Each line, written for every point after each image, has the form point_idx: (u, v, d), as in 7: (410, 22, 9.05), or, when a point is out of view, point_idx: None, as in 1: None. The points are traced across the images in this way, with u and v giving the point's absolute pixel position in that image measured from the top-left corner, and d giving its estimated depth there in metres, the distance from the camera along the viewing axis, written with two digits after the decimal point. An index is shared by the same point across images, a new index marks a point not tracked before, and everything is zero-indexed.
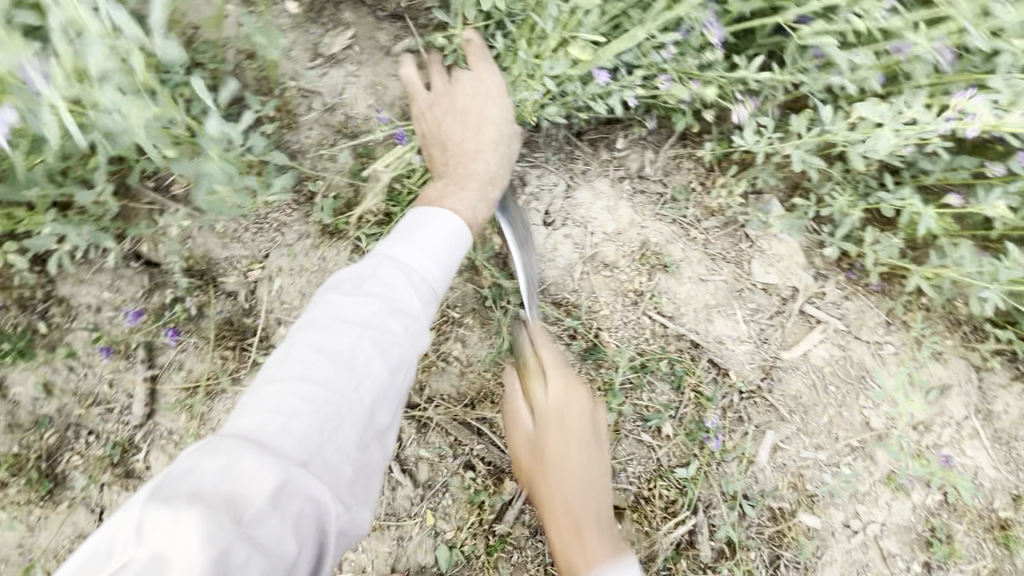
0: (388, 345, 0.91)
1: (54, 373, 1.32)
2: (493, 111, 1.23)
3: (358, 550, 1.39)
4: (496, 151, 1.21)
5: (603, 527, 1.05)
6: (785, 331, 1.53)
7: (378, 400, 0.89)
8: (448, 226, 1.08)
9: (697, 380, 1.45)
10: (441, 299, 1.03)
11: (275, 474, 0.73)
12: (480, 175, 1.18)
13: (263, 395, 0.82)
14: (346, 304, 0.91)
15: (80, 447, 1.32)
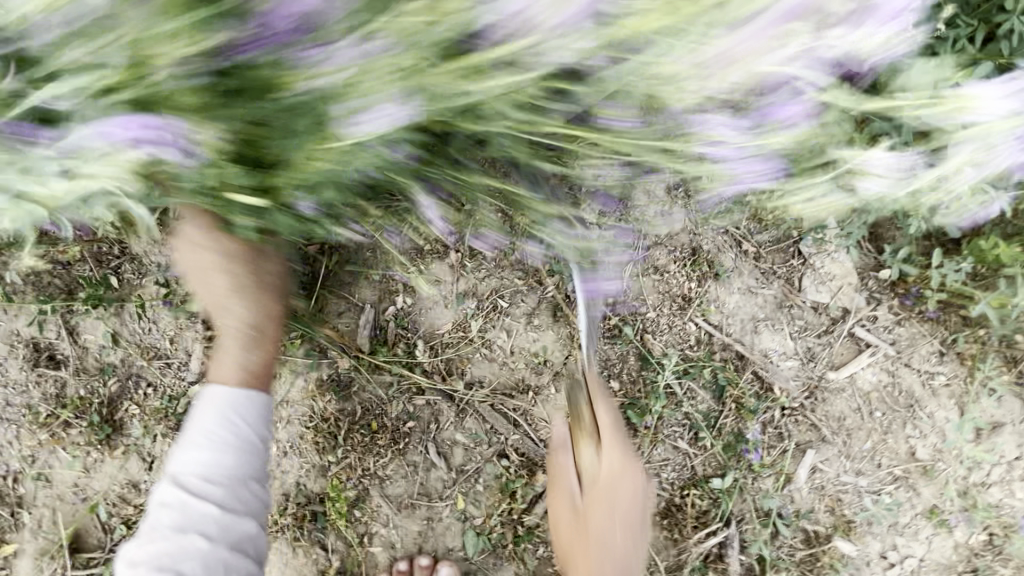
0: (220, 502, 1.01)
1: (121, 324, 1.39)
2: (200, 260, 1.08)
3: (388, 526, 1.41)
4: (203, 284, 1.11)
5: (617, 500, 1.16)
6: (833, 351, 1.51)
7: (220, 570, 0.99)
8: (228, 405, 1.08)
9: (739, 391, 1.44)
10: (242, 451, 1.06)
11: None
12: (231, 327, 1.13)
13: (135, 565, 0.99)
14: (190, 504, 1.00)
15: (138, 398, 1.37)
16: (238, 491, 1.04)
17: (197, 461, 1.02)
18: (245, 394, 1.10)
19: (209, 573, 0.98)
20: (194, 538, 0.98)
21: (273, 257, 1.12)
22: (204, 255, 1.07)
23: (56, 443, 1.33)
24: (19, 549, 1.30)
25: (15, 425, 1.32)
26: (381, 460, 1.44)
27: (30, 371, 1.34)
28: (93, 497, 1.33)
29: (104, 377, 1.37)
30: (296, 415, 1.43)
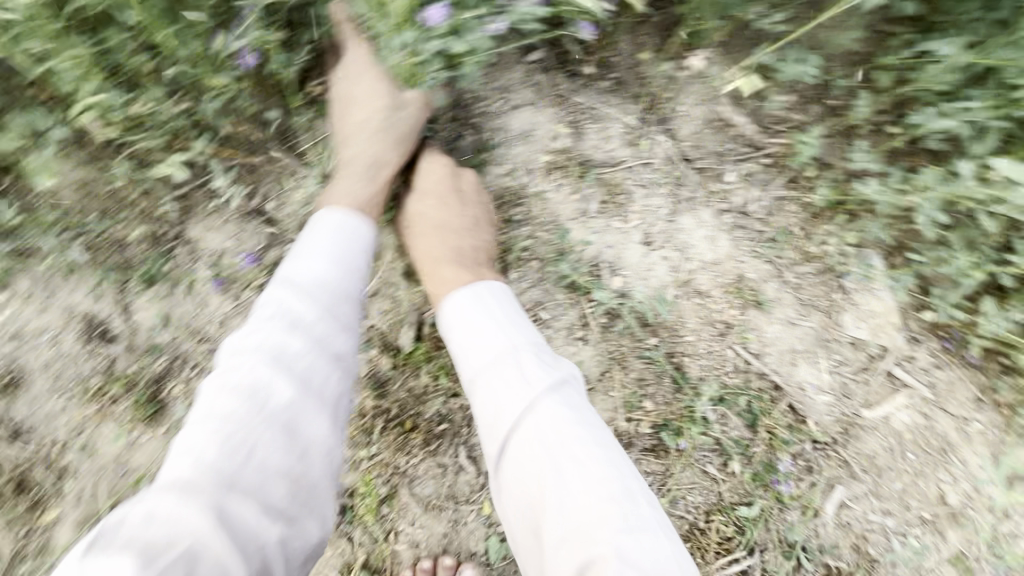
0: (319, 316, 1.05)
1: (172, 306, 1.42)
2: (362, 98, 1.33)
3: (414, 524, 1.43)
4: (364, 133, 1.31)
5: (459, 259, 1.24)
6: (868, 388, 1.50)
7: (300, 407, 0.95)
8: (343, 226, 1.17)
9: (772, 421, 1.45)
10: (345, 300, 1.10)
11: (214, 458, 0.86)
12: (353, 157, 1.29)
13: (207, 403, 0.92)
14: (296, 305, 1.05)
15: (184, 378, 1.40)
16: (339, 307, 1.08)
17: (308, 274, 1.09)
18: (357, 217, 1.20)
19: (302, 389, 0.97)
20: (292, 351, 0.99)
21: (422, 100, 1.36)
22: (366, 83, 1.34)
23: (103, 417, 1.36)
24: (58, 518, 1.33)
25: (65, 395, 1.36)
26: (411, 459, 1.45)
27: (84, 345, 1.38)
28: (132, 472, 1.36)
29: (154, 356, 1.40)
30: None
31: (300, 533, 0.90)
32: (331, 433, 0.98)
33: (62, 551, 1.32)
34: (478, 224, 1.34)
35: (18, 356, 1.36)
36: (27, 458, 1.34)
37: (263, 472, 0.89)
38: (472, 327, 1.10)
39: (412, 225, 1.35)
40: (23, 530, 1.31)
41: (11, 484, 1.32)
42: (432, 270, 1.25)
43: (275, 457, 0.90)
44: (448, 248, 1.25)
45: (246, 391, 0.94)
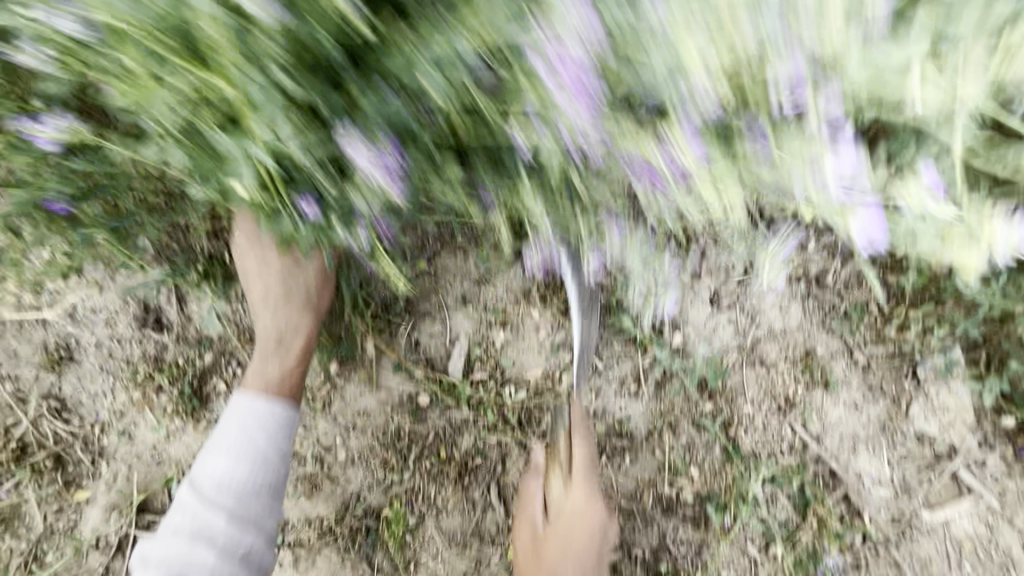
0: (228, 512, 1.19)
1: (225, 302, 1.40)
2: (278, 309, 1.32)
3: (437, 558, 1.40)
4: (267, 314, 1.32)
5: (602, 541, 1.32)
6: (930, 488, 1.41)
7: (258, 477, 1.21)
8: (249, 412, 1.26)
9: (824, 510, 1.37)
10: (259, 466, 1.21)
11: (196, 557, 1.16)
12: (263, 336, 1.33)
13: (173, 532, 1.20)
14: (205, 514, 1.18)
15: (227, 375, 1.39)
16: (249, 500, 1.21)
17: (215, 469, 1.20)
18: (262, 401, 1.27)
19: (221, 555, 1.17)
20: (223, 489, 1.20)
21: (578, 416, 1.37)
22: (280, 302, 1.31)
23: (147, 404, 1.37)
24: (89, 500, 1.32)
25: (114, 378, 1.36)
26: (442, 491, 1.41)
27: (137, 330, 1.38)
28: (168, 464, 1.36)
29: (201, 349, 1.39)
30: (368, 427, 1.42)
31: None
32: (275, 485, 1.23)
33: (91, 533, 1.32)
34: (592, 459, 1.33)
35: (74, 332, 1.36)
36: (68, 436, 1.33)
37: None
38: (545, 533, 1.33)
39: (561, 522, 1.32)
40: (55, 506, 1.31)
41: (49, 460, 1.32)
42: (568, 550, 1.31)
43: (206, 573, 1.16)
44: (596, 529, 1.31)
45: (194, 551, 1.17)
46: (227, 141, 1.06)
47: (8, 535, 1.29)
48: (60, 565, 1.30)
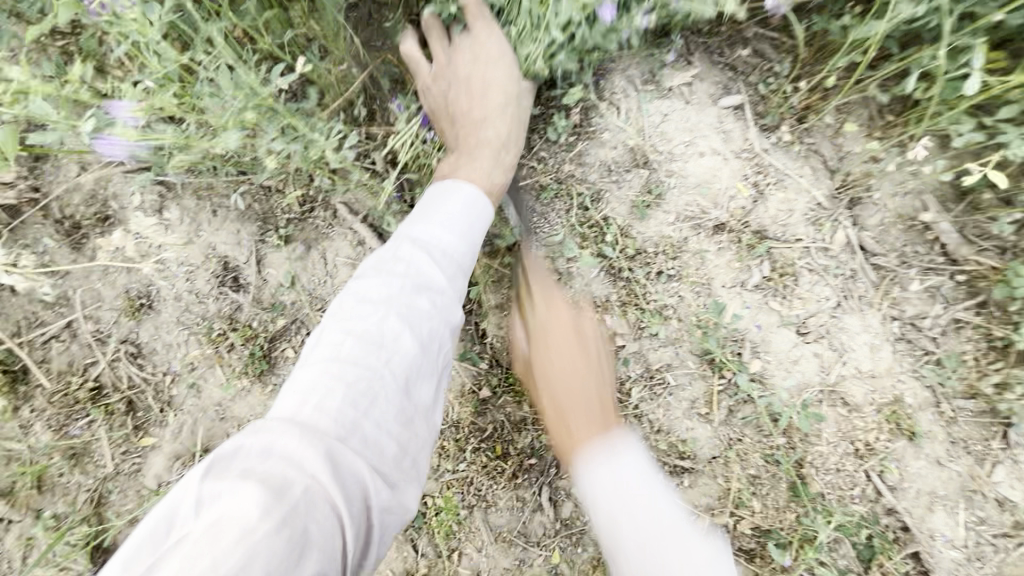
0: (446, 276, 0.95)
1: (303, 269, 1.41)
2: (504, 121, 1.22)
3: (481, 551, 1.39)
4: (504, 121, 1.22)
5: (599, 406, 1.07)
6: (1006, 558, 1.33)
7: (452, 298, 0.94)
8: (462, 193, 1.06)
9: (889, 564, 1.31)
10: (474, 249, 1.02)
11: (417, 302, 0.89)
12: (487, 142, 1.20)
13: (365, 294, 0.89)
14: (421, 263, 0.93)
15: (296, 342, 1.40)
16: (458, 276, 0.98)
17: (434, 232, 0.98)
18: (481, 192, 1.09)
19: (421, 352, 0.86)
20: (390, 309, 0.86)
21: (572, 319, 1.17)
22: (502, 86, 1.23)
23: (218, 360, 1.38)
24: (154, 446, 1.35)
25: (190, 329, 1.38)
26: (492, 485, 1.40)
27: (215, 286, 1.39)
28: (232, 421, 1.38)
29: (275, 313, 1.40)
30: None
31: (416, 392, 0.85)
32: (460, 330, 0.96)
33: (152, 479, 1.34)
34: (590, 356, 1.14)
35: (157, 280, 1.38)
36: (141, 381, 1.36)
37: (377, 435, 0.78)
38: (605, 447, 0.99)
39: (536, 373, 1.13)
40: (122, 448, 1.34)
41: (121, 403, 1.35)
42: (562, 414, 1.05)
43: (399, 374, 0.83)
44: (591, 399, 1.07)
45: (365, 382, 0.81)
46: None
47: (74, 471, 1.32)
48: (119, 507, 1.33)
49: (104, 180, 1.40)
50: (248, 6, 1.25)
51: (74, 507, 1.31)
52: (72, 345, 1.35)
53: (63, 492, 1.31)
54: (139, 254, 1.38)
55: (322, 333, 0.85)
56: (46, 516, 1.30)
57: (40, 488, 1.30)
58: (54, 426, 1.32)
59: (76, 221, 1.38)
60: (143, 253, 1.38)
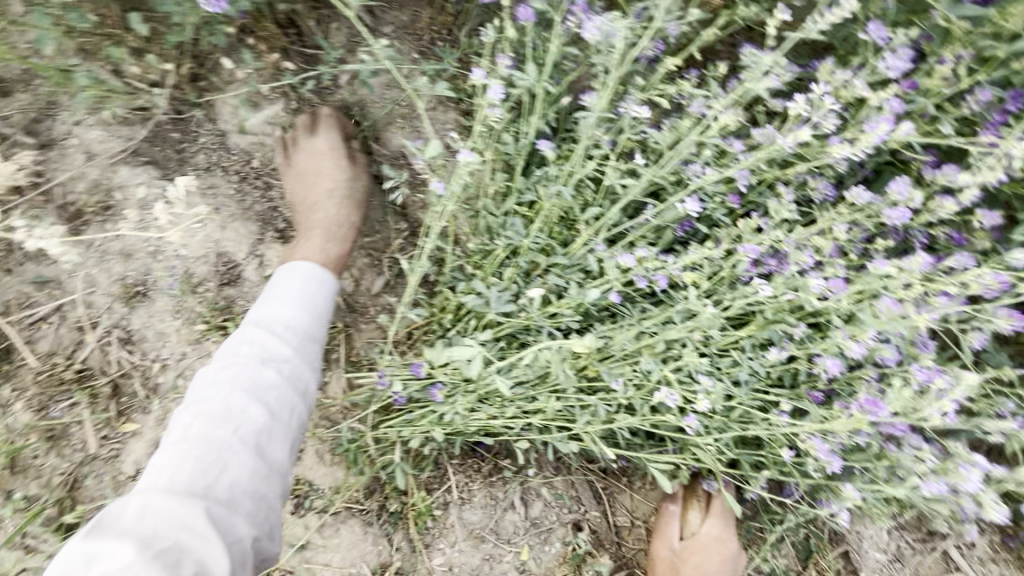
0: (282, 368, 1.16)
1: None
2: (325, 168, 1.46)
3: (454, 548, 1.44)
4: (338, 204, 1.44)
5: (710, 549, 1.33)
6: (923, 560, 1.50)
7: (281, 402, 1.13)
8: (262, 339, 1.18)
9: (826, 563, 1.44)
10: (305, 371, 1.21)
11: (248, 431, 1.05)
12: (320, 224, 1.42)
13: (155, 472, 0.96)
14: (254, 371, 1.13)
15: None
16: (283, 396, 1.14)
17: (256, 388, 1.11)
18: (322, 272, 1.34)
19: (265, 426, 1.08)
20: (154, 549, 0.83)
21: (715, 535, 1.35)
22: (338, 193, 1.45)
23: (208, 352, 1.43)
24: (135, 432, 1.37)
25: (183, 320, 1.42)
26: (469, 482, 1.46)
27: (215, 277, 1.46)
28: None
29: None
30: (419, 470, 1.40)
31: (271, 449, 1.07)
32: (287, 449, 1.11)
33: (131, 465, 1.35)
34: (715, 542, 1.34)
35: (152, 267, 1.43)
36: (129, 366, 1.39)
37: (233, 483, 0.99)
38: None
39: (692, 554, 1.33)
40: (103, 431, 1.35)
41: (107, 386, 1.37)
42: (682, 558, 1.34)
43: (170, 533, 0.86)
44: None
45: (241, 360, 1.15)
46: (594, 254, 1.23)
47: (51, 453, 1.32)
48: (91, 493, 1.31)
49: (111, 170, 1.46)
50: (506, 187, 1.29)
51: (46, 490, 1.30)
52: (61, 327, 1.37)
53: (35, 475, 1.30)
54: (139, 244, 1.42)
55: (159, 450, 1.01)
56: (16, 498, 1.28)
57: (11, 470, 1.29)
58: (35, 406, 1.32)
59: (78, 208, 1.43)
60: (143, 243, 1.42)
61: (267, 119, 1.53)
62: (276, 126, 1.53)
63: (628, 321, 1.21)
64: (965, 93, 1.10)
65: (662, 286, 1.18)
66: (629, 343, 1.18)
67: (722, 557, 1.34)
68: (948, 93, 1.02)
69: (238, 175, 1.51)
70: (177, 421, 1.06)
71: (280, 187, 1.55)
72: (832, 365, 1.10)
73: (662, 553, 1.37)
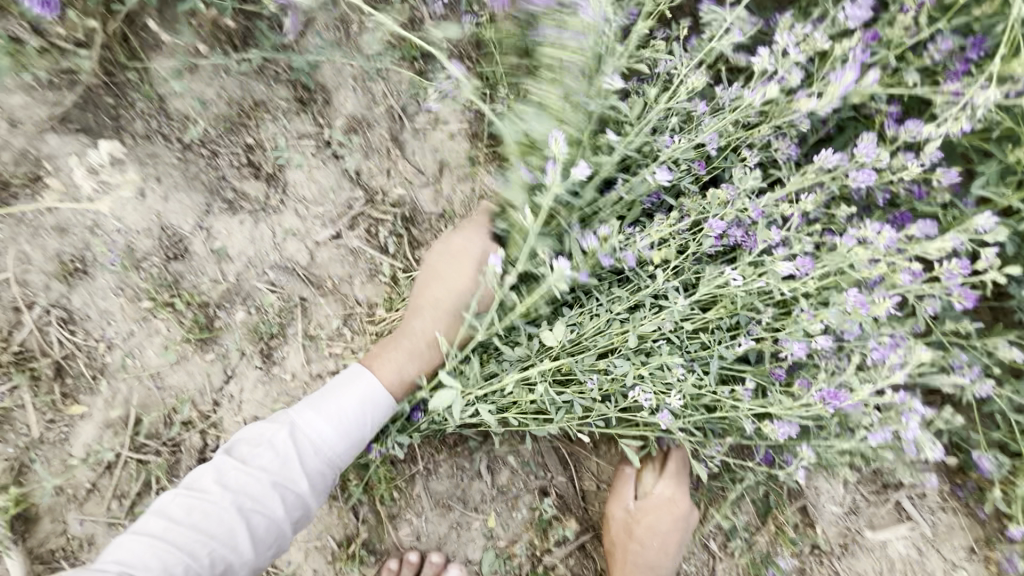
0: (285, 502, 1.10)
1: (251, 242, 1.44)
2: (451, 276, 1.30)
3: (421, 517, 1.45)
4: (438, 315, 1.29)
5: (663, 510, 1.32)
6: (876, 511, 1.56)
7: (269, 534, 1.09)
8: (283, 456, 1.12)
9: (783, 518, 1.48)
10: (309, 504, 1.13)
11: (222, 559, 1.04)
12: (412, 335, 1.27)
13: (128, 552, 1.01)
14: (258, 494, 1.08)
15: (241, 311, 1.42)
16: (270, 530, 1.09)
17: (251, 511, 1.07)
18: (389, 396, 1.23)
19: (237, 559, 1.05)
20: None
21: (670, 496, 1.33)
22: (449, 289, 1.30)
23: (157, 329, 1.37)
24: (84, 414, 1.33)
25: (128, 297, 1.36)
26: (433, 453, 1.45)
27: (159, 252, 1.39)
28: (169, 392, 1.37)
29: (218, 279, 1.41)
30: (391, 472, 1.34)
31: None
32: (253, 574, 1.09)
33: (80, 448, 1.31)
34: (669, 502, 1.33)
35: (90, 242, 1.35)
36: (73, 346, 1.33)
37: None
38: (666, 543, 1.32)
39: (645, 514, 1.32)
40: (49, 414, 1.31)
41: (49, 368, 1.31)
42: (635, 519, 1.34)
43: None
44: (656, 536, 1.31)
45: (256, 468, 1.10)
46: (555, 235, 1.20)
47: None
48: (40, 476, 1.28)
49: (38, 138, 1.35)
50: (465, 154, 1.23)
51: None
52: None
53: None
54: (75, 218, 1.35)
55: (145, 526, 1.04)
56: None
57: None
58: None
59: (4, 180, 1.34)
60: (79, 217, 1.35)
61: (207, 82, 1.42)
62: (217, 88, 1.43)
63: (596, 307, 1.20)
64: (926, 43, 1.07)
65: (630, 265, 1.14)
66: (601, 330, 1.17)
67: (677, 517, 1.32)
68: (908, 43, 1.00)
69: (178, 142, 1.42)
70: (171, 502, 1.07)
71: (227, 155, 1.45)
72: (798, 347, 1.11)
73: (617, 514, 1.37)
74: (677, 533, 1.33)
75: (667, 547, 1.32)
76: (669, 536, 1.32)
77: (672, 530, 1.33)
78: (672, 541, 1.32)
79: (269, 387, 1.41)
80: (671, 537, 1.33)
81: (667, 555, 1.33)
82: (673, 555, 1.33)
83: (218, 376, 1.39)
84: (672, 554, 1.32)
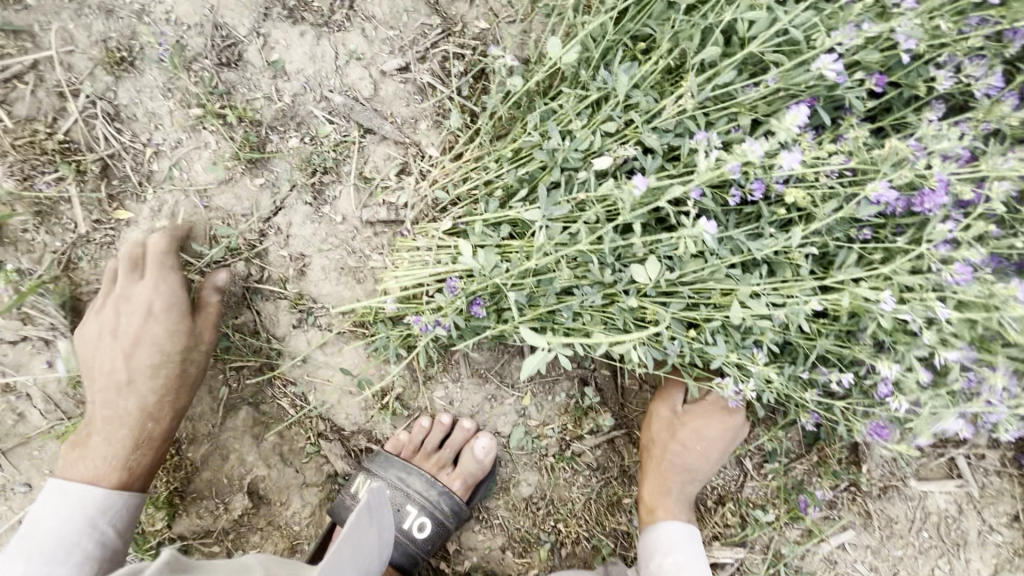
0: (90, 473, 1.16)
1: (310, 61, 1.28)
2: (136, 379, 1.17)
3: (458, 384, 1.41)
4: (106, 398, 1.17)
5: (711, 418, 1.28)
6: (926, 463, 1.47)
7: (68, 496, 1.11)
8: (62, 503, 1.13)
9: (829, 452, 1.42)
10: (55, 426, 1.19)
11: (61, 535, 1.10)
12: (98, 425, 1.17)
13: None
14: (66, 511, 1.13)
15: (295, 137, 1.29)
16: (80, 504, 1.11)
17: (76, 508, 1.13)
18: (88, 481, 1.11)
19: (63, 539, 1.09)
20: None
21: (720, 407, 1.29)
22: (125, 348, 1.18)
23: (205, 142, 1.27)
24: (129, 221, 1.27)
25: (177, 101, 1.25)
26: None
27: (211, 55, 1.24)
28: (215, 212, 1.28)
29: (273, 97, 1.27)
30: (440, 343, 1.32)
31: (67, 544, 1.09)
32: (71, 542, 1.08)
33: None
34: (717, 413, 1.28)
35: (136, 30, 1.22)
36: (118, 145, 1.25)
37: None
38: (708, 450, 1.29)
39: (692, 419, 1.29)
40: (94, 211, 1.25)
41: (95, 165, 1.24)
42: (679, 423, 1.30)
43: None
44: (700, 440, 1.27)
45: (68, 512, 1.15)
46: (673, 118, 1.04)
47: (41, 230, 1.23)
48: (86, 274, 1.26)
49: None
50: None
51: (40, 266, 1.23)
52: (39, 90, 1.22)
53: (27, 249, 1.23)
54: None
55: None
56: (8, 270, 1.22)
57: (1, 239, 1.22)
58: (17, 175, 1.21)
59: None
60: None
61: None
62: None
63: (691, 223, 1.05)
64: None
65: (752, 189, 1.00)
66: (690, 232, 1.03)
67: (723, 426, 1.28)
68: None
69: None
70: None
71: None
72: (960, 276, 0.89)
73: (661, 416, 1.33)
74: (722, 445, 1.28)
75: (709, 454, 1.28)
76: (713, 446, 1.28)
77: (716, 441, 1.28)
78: (714, 450, 1.28)
79: (318, 225, 1.31)
80: (714, 446, 1.28)
81: (706, 463, 1.29)
82: (712, 464, 1.29)
83: (266, 204, 1.29)
84: (711, 461, 1.29)
